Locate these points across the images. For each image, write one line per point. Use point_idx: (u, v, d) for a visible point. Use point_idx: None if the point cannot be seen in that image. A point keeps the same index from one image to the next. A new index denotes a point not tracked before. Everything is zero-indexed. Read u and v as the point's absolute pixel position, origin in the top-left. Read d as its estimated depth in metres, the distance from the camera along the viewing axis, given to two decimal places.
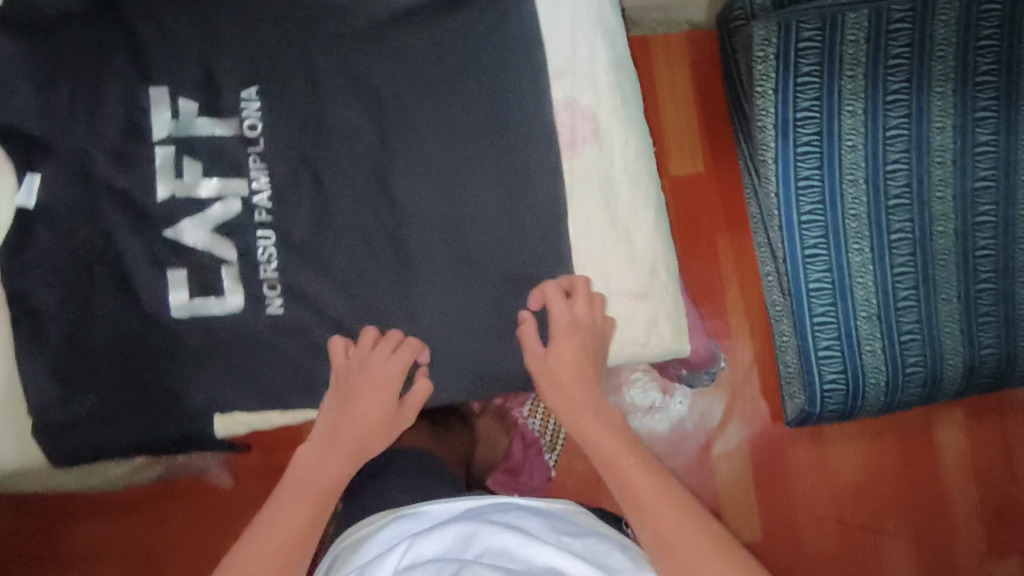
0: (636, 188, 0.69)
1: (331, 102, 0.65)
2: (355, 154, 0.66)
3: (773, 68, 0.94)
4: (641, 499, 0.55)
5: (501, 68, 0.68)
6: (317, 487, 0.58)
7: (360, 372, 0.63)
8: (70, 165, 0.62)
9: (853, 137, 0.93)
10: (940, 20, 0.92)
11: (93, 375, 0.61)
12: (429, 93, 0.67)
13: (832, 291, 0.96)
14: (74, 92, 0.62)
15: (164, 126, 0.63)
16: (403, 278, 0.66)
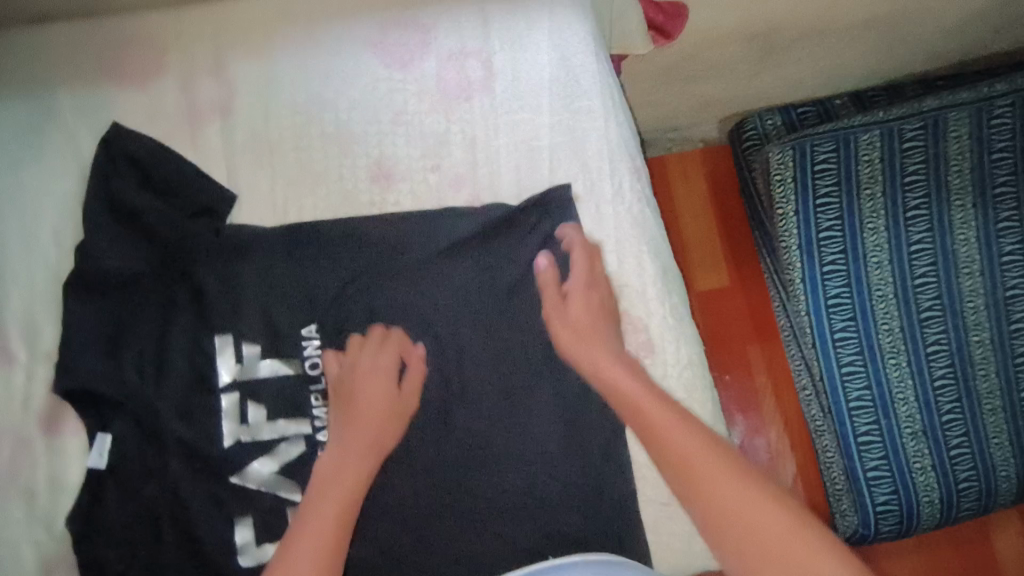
0: (693, 395, 0.69)
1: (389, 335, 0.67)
2: (412, 383, 0.67)
3: (793, 189, 0.96)
4: (687, 467, 0.50)
5: (554, 287, 0.68)
6: (339, 498, 0.58)
7: (353, 376, 0.64)
8: (139, 419, 0.64)
9: (878, 254, 0.94)
10: (953, 136, 0.92)
11: None
12: (480, 317, 0.68)
13: (874, 408, 0.96)
14: (144, 347, 0.65)
15: (230, 372, 0.65)
16: (472, 509, 0.67)
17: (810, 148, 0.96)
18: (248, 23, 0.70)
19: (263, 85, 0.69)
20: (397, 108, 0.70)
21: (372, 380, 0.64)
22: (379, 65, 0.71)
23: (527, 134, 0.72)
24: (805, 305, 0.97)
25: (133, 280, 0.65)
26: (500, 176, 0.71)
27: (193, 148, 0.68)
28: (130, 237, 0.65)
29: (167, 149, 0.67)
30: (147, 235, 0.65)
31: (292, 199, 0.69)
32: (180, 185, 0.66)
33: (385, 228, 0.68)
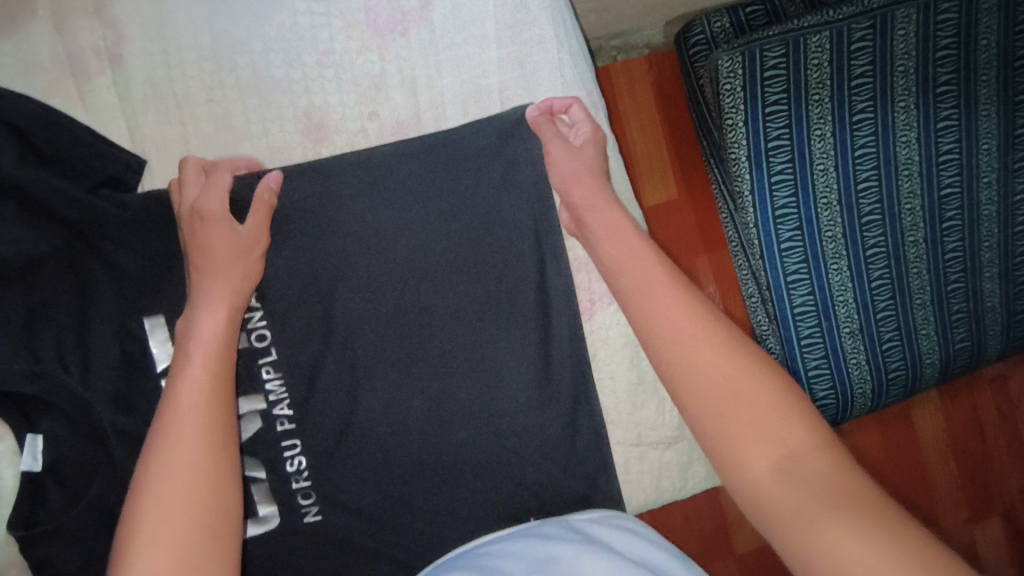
0: None
1: (341, 300, 0.62)
2: (372, 348, 0.62)
3: (743, 98, 0.90)
4: (647, 319, 0.51)
5: (516, 239, 0.65)
6: (208, 361, 0.52)
7: (191, 226, 0.57)
8: (71, 416, 0.57)
9: (824, 162, 0.91)
10: (900, 33, 0.89)
11: None
12: (440, 272, 0.63)
13: (816, 311, 0.95)
14: (62, 338, 0.57)
15: (166, 354, 0.59)
16: (442, 471, 0.63)
17: (760, 52, 0.89)
18: None
19: (157, 25, 0.59)
20: (323, 48, 0.62)
21: (207, 231, 0.56)
22: None
23: (473, 72, 0.65)
24: (752, 216, 0.93)
25: (37, 266, 0.57)
26: (446, 115, 0.65)
27: (81, 107, 0.58)
28: (24, 214, 0.56)
29: (48, 110, 0.56)
30: (45, 214, 0.56)
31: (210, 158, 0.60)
32: (71, 152, 0.56)
33: (325, 182, 0.62)
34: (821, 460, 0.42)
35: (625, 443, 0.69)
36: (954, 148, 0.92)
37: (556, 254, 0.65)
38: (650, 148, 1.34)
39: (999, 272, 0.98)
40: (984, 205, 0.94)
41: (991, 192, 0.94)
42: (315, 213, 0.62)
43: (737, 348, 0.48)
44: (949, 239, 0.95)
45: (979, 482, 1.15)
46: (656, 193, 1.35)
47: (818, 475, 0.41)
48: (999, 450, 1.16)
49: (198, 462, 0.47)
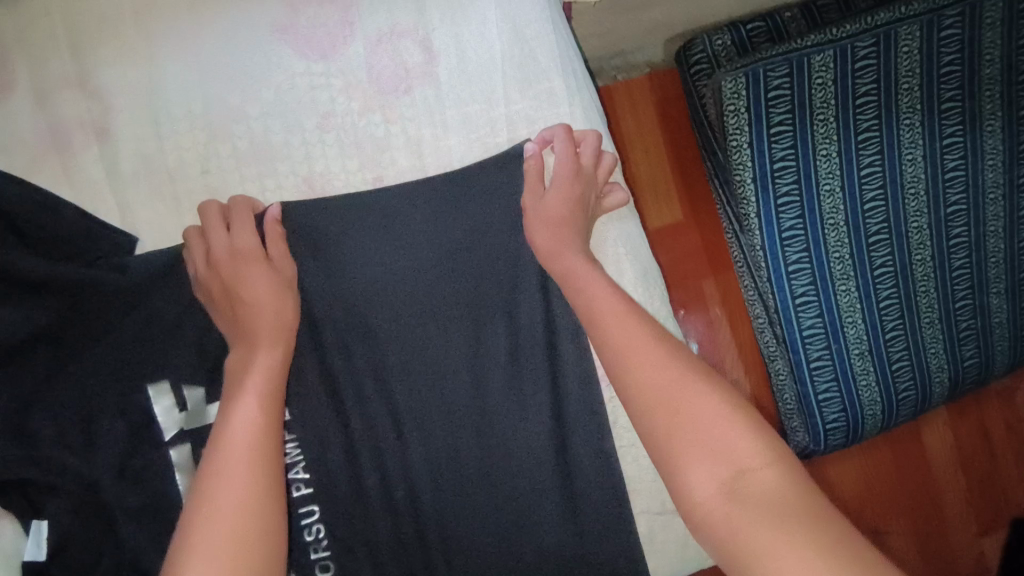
0: None
1: (343, 366, 0.60)
2: (387, 411, 0.61)
3: (747, 119, 0.87)
4: (631, 358, 0.48)
5: (532, 299, 0.62)
6: (262, 400, 0.49)
7: (226, 264, 0.54)
8: (75, 499, 0.54)
9: (830, 181, 0.89)
10: (905, 51, 0.87)
11: None
12: (458, 325, 0.61)
13: (825, 333, 0.92)
14: (58, 423, 0.54)
15: (173, 422, 0.56)
16: (459, 538, 0.61)
17: (764, 73, 0.86)
18: (112, 9, 0.56)
19: (146, 83, 0.56)
20: (324, 110, 0.59)
21: (245, 269, 0.54)
22: (295, 56, 0.58)
23: (481, 129, 0.62)
24: (758, 239, 0.90)
25: (33, 348, 0.53)
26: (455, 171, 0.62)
27: (68, 183, 0.55)
28: (16, 297, 0.52)
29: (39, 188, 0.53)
30: (36, 288, 0.53)
31: None
32: (65, 226, 0.53)
33: (324, 240, 0.58)
34: (769, 475, 0.41)
35: (652, 507, 0.66)
36: (961, 164, 0.90)
37: (571, 312, 0.62)
38: (654, 168, 1.31)
39: (1006, 289, 0.95)
40: (991, 221, 0.92)
41: (998, 208, 0.92)
42: (316, 269, 0.58)
43: (698, 376, 0.47)
44: (957, 256, 0.93)
45: (989, 495, 1.09)
46: (659, 215, 1.32)
47: (762, 493, 0.40)
48: (1009, 462, 1.10)
49: (250, 501, 0.44)
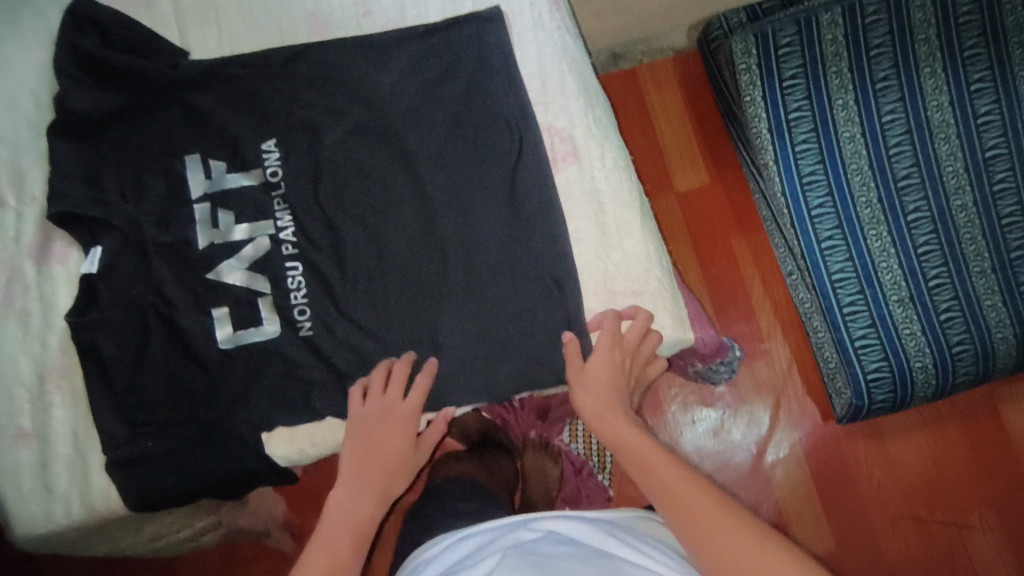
0: (620, 197, 0.75)
1: (329, 153, 0.75)
2: (369, 190, 0.75)
3: (758, 76, 1.02)
4: (638, 456, 0.63)
5: (486, 112, 0.75)
6: (354, 531, 0.66)
7: (381, 411, 0.71)
8: (125, 234, 0.73)
9: (850, 129, 1.00)
10: (917, 4, 0.99)
11: (153, 413, 0.71)
12: (426, 120, 0.75)
13: (857, 277, 1.01)
14: (123, 176, 0.74)
15: (198, 186, 0.74)
16: (405, 294, 0.73)
17: (772, 31, 1.02)
18: None
19: None
20: None
21: (398, 429, 0.72)
22: None
23: None
24: (779, 186, 1.02)
25: (110, 125, 0.75)
26: (427, 10, 0.79)
27: (150, 16, 0.78)
28: (102, 85, 0.75)
29: (125, 15, 0.76)
30: (119, 80, 0.75)
31: (249, 46, 0.78)
32: (138, 39, 0.75)
33: (323, 65, 0.76)
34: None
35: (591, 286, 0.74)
36: (994, 108, 0.98)
37: (508, 106, 0.75)
38: (679, 133, 1.39)
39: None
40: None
41: None
42: (319, 84, 0.76)
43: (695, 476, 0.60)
44: (1004, 203, 0.99)
45: None
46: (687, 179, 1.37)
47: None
48: None
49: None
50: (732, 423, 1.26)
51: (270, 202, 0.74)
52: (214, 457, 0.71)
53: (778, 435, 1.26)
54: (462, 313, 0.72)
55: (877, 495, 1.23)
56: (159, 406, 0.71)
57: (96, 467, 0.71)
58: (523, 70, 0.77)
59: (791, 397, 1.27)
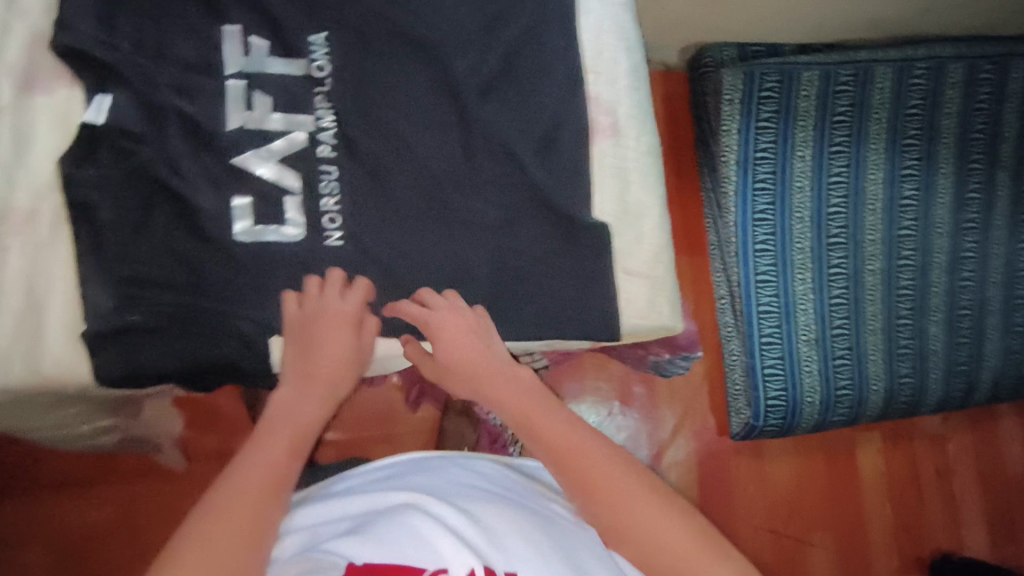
0: (646, 181, 0.79)
1: (379, 63, 0.72)
2: (413, 111, 0.73)
3: (740, 111, 1.13)
4: (528, 422, 0.71)
5: (539, 64, 0.76)
6: (290, 432, 0.68)
7: (310, 317, 0.69)
8: (136, 90, 0.66)
9: (802, 180, 1.12)
10: (878, 87, 1.12)
11: (144, 289, 0.66)
12: (482, 57, 0.74)
13: (779, 312, 1.14)
14: (141, 25, 0.67)
15: (235, 62, 0.69)
16: (429, 223, 0.73)
17: (760, 75, 1.12)
18: None
19: None
20: None
21: (337, 330, 0.71)
22: None
23: None
24: (733, 216, 1.13)
25: None
26: None
27: None
28: None
29: None
30: None
31: None
32: None
33: None
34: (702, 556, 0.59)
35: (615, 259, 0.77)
36: (914, 194, 1.12)
37: (560, 67, 0.76)
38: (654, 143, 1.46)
39: (944, 318, 1.15)
40: (937, 253, 1.13)
41: (943, 242, 1.13)
42: None
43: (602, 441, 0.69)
44: (904, 276, 1.13)
45: (911, 531, 1.42)
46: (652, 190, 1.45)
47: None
48: (931, 503, 1.43)
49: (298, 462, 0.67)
50: (640, 426, 1.35)
51: (312, 98, 0.71)
52: (183, 346, 0.66)
53: (678, 441, 1.37)
54: (478, 255, 0.74)
55: (749, 512, 1.37)
56: (135, 282, 0.66)
57: (54, 334, 0.64)
58: (581, 33, 0.78)
59: (697, 411, 1.39)
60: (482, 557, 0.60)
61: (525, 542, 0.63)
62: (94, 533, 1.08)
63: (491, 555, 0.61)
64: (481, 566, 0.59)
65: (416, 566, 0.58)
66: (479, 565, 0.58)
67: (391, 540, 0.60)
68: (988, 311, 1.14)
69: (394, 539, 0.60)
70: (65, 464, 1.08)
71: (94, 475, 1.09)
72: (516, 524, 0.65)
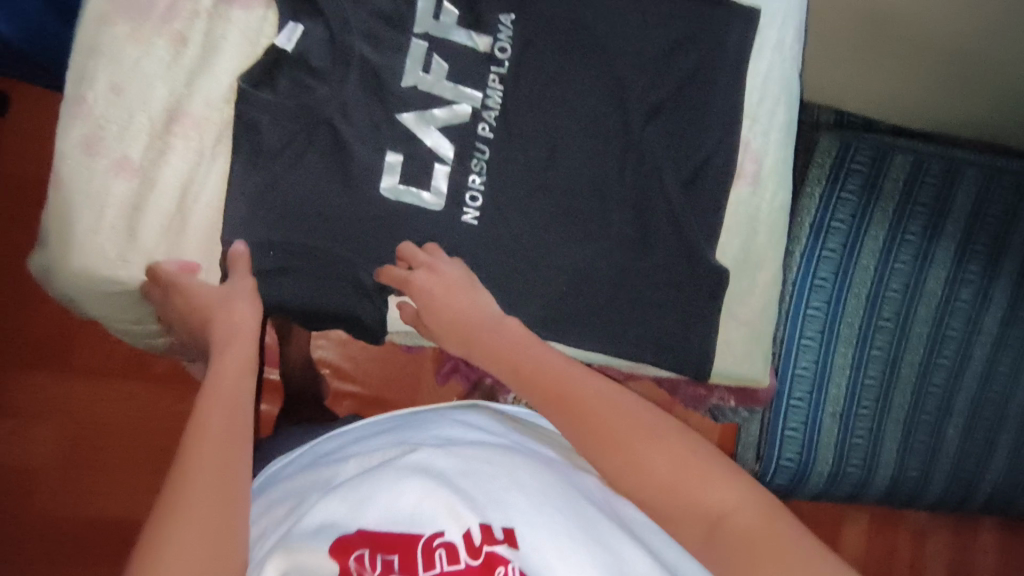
0: (771, 237, 0.84)
1: (561, 59, 0.74)
2: (579, 113, 0.75)
3: (826, 176, 1.10)
4: (559, 387, 0.63)
5: (705, 94, 0.78)
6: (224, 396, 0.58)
7: (174, 292, 0.66)
8: (329, 28, 0.68)
9: (868, 258, 1.09)
10: (964, 188, 1.08)
11: (286, 219, 0.67)
12: (659, 79, 0.76)
13: (812, 379, 1.12)
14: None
15: (423, 23, 0.71)
16: (570, 225, 0.75)
17: (855, 146, 1.09)
18: None
19: None
20: None
21: (189, 287, 0.65)
22: None
23: None
24: (793, 275, 1.10)
25: None
26: None
27: None
28: None
29: None
30: None
31: None
32: None
33: None
34: (742, 513, 0.53)
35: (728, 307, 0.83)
36: (969, 299, 1.10)
37: (720, 105, 0.79)
38: None
39: (963, 425, 1.15)
40: (973, 361, 1.12)
41: (982, 353, 1.12)
42: None
43: (658, 416, 0.60)
44: (937, 375, 1.12)
45: None
46: None
47: (738, 531, 0.51)
48: None
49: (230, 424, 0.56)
50: None
51: (487, 75, 0.72)
52: (312, 286, 0.69)
53: None
54: (597, 262, 0.76)
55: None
56: (281, 211, 0.66)
57: (194, 238, 0.67)
58: (750, 77, 0.82)
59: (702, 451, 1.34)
60: (480, 514, 0.52)
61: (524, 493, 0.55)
62: (107, 429, 1.05)
63: (488, 513, 0.53)
64: (479, 526, 0.51)
65: (416, 530, 0.51)
66: (477, 524, 0.51)
67: (377, 500, 0.53)
68: (1000, 427, 1.15)
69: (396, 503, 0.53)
70: (100, 354, 1.05)
71: (124, 373, 1.06)
72: (512, 473, 0.57)
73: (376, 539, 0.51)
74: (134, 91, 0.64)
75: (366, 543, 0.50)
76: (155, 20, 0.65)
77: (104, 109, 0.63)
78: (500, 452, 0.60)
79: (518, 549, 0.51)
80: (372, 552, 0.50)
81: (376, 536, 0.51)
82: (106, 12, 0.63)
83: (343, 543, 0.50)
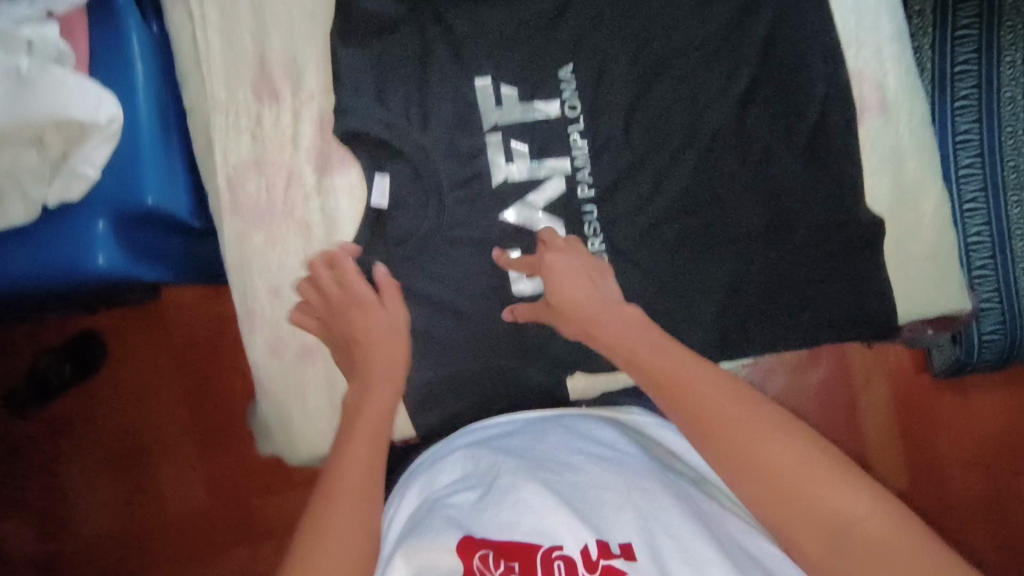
0: (923, 156, 0.76)
1: (652, 90, 0.73)
2: (670, 126, 0.73)
3: (932, 20, 0.93)
4: (688, 386, 0.56)
5: (798, 52, 0.74)
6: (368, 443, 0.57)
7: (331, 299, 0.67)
8: (413, 162, 0.70)
9: (1013, 87, 0.91)
10: None
11: (447, 349, 0.70)
12: (739, 56, 0.73)
13: (992, 242, 0.94)
14: (408, 90, 0.70)
15: (490, 115, 0.71)
16: (709, 236, 0.73)
17: None
18: None
19: None
20: None
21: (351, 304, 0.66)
22: None
23: None
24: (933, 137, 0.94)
25: (393, 27, 0.70)
26: None
27: None
28: None
29: None
30: None
31: None
32: None
33: None
34: (856, 511, 0.49)
35: (898, 249, 0.76)
36: None
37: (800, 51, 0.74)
38: None
39: None
40: None
41: None
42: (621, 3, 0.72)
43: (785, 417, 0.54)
44: None
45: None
46: None
47: (861, 538, 0.48)
48: None
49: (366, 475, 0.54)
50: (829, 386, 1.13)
51: (570, 138, 0.72)
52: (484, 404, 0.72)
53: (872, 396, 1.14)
54: (748, 264, 0.73)
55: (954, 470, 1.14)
56: (439, 344, 0.71)
57: None
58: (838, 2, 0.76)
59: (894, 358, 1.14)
60: (597, 531, 0.51)
61: (636, 515, 0.52)
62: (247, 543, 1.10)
63: (605, 528, 0.51)
64: (595, 541, 0.50)
65: (530, 540, 0.52)
66: (592, 540, 0.50)
67: (503, 514, 0.54)
68: None
69: (513, 514, 0.53)
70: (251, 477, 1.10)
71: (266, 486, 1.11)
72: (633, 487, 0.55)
73: (502, 546, 0.51)
74: (288, 288, 0.70)
75: (492, 545, 0.51)
76: (278, 216, 0.70)
77: (272, 314, 0.70)
78: (624, 473, 0.57)
79: (635, 560, 0.49)
80: (496, 554, 0.51)
81: (504, 544, 0.51)
82: (242, 231, 0.69)
83: (470, 541, 0.51)
